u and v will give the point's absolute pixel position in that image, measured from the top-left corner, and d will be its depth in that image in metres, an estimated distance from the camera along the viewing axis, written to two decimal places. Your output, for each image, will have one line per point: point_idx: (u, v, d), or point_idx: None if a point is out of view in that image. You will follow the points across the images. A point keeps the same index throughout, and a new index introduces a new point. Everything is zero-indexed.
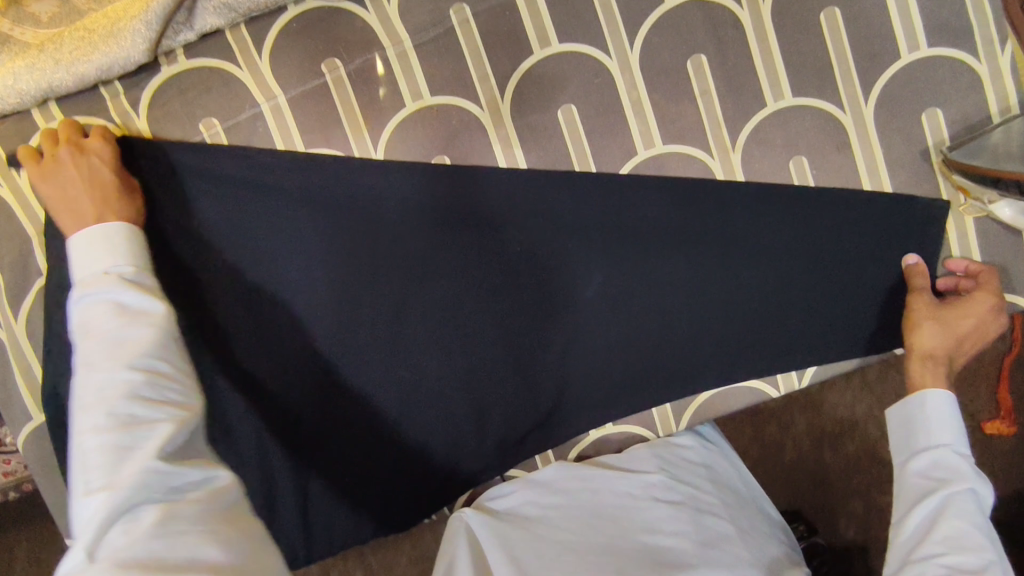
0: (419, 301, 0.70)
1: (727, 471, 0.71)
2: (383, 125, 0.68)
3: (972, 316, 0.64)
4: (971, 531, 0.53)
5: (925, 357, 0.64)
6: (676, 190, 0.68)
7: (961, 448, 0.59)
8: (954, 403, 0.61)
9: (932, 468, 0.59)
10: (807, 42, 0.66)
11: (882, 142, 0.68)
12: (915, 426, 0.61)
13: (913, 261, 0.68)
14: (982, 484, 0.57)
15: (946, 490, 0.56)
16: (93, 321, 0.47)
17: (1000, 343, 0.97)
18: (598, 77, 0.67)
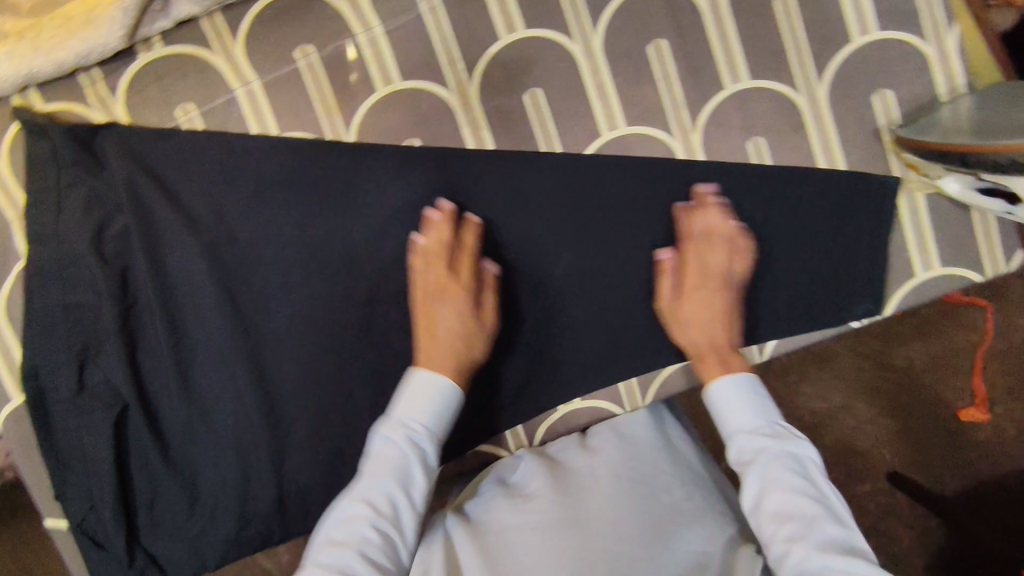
0: (392, 281, 0.72)
1: (684, 452, 0.67)
2: (355, 109, 0.70)
3: (689, 300, 0.68)
4: (792, 497, 0.55)
5: (698, 357, 0.66)
6: (637, 170, 0.71)
7: (752, 422, 0.60)
8: (744, 381, 0.62)
9: (737, 451, 0.60)
10: (761, 27, 0.69)
11: (835, 122, 0.70)
12: (714, 414, 0.63)
13: (665, 256, 0.70)
14: (790, 444, 0.59)
15: (756, 467, 0.57)
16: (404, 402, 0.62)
17: (973, 332, 0.99)
18: (563, 62, 0.70)
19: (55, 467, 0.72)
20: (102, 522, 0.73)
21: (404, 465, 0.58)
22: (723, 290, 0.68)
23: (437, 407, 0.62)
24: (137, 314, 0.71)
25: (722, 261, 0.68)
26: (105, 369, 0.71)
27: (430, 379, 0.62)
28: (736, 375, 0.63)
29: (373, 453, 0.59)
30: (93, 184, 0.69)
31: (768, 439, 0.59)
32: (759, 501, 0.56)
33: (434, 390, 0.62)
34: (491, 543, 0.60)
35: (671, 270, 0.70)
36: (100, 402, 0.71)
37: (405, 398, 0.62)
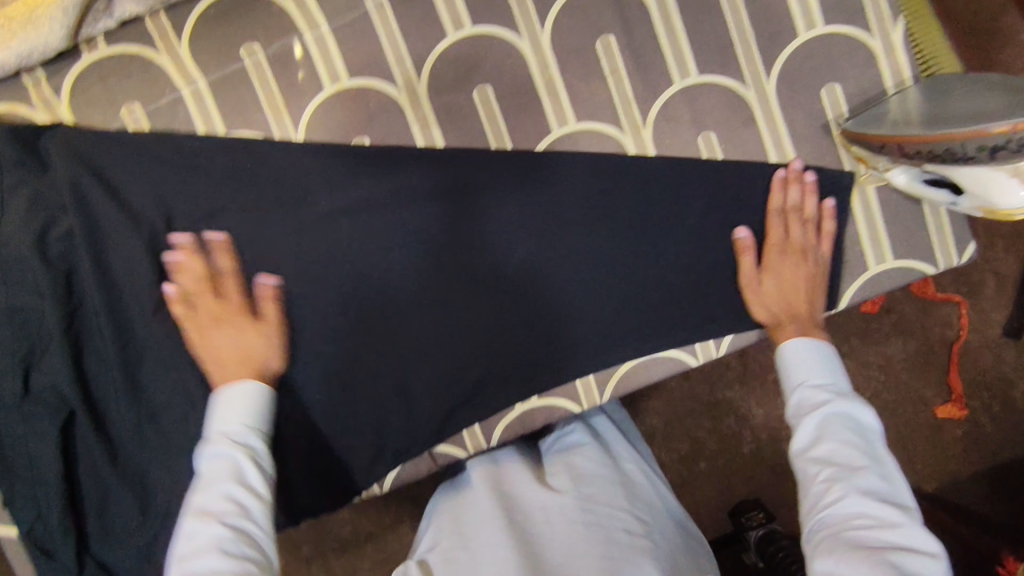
0: (343, 281, 0.71)
1: (637, 479, 0.69)
2: (303, 107, 0.70)
3: (776, 271, 0.70)
4: (844, 445, 0.57)
5: (777, 325, 0.68)
6: (588, 166, 0.71)
7: (822, 379, 0.62)
8: (821, 346, 0.65)
9: (798, 401, 0.62)
10: (709, 22, 0.69)
11: (785, 116, 0.70)
12: (783, 371, 0.65)
13: (743, 235, 0.70)
14: (850, 401, 0.60)
15: (815, 413, 0.59)
16: (234, 412, 0.61)
17: (949, 329, 1.09)
18: (511, 58, 0.70)
19: (1, 475, 0.70)
20: (50, 531, 0.71)
21: (231, 471, 0.56)
22: (807, 259, 0.69)
23: (247, 416, 0.61)
24: (84, 315, 0.70)
25: (813, 237, 0.70)
26: (52, 374, 0.69)
27: (242, 390, 0.62)
28: (811, 338, 0.66)
29: (202, 465, 0.57)
30: (38, 185, 0.68)
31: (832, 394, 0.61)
32: (810, 445, 0.58)
33: (250, 394, 0.62)
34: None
35: (752, 248, 0.70)
36: (45, 407, 0.70)
37: (223, 404, 0.61)
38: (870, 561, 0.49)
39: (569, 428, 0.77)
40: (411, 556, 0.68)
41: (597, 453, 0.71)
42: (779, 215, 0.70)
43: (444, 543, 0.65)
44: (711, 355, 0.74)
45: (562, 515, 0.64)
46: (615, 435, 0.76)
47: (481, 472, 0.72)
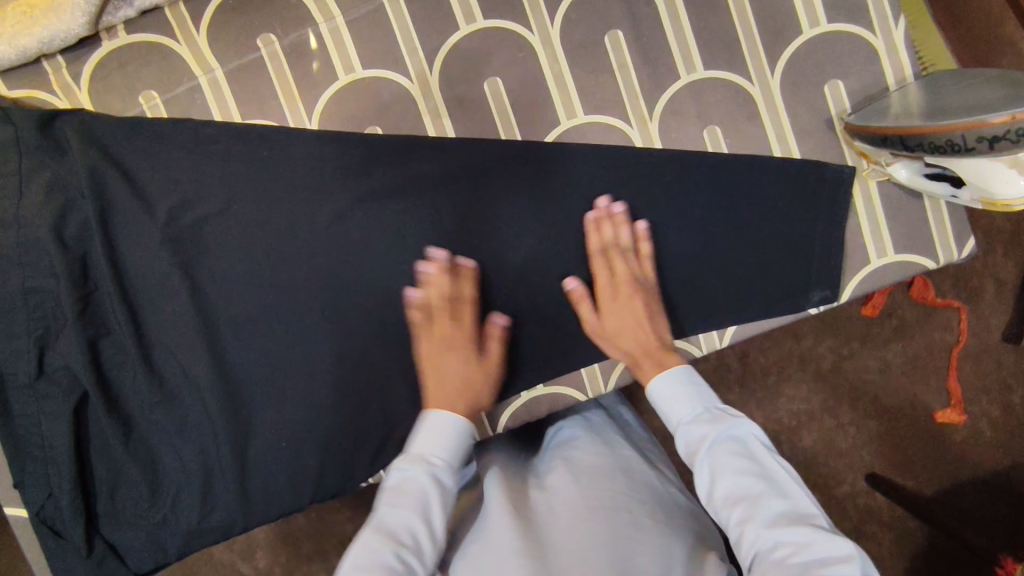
0: (355, 268, 0.72)
1: (641, 469, 0.69)
2: (317, 97, 0.72)
3: (612, 311, 0.69)
4: (739, 478, 0.57)
5: (634, 364, 0.68)
6: (596, 157, 0.72)
7: (692, 414, 0.62)
8: (682, 376, 0.64)
9: (684, 445, 0.62)
10: (714, 19, 0.71)
11: (789, 111, 0.72)
12: (660, 413, 0.64)
13: (572, 285, 0.71)
14: (727, 424, 0.60)
15: (702, 454, 0.59)
16: (425, 438, 0.62)
17: (948, 333, 1.09)
18: (521, 52, 0.71)
19: (13, 453, 0.71)
20: (60, 510, 0.72)
21: (426, 496, 0.59)
22: (643, 293, 0.69)
23: (453, 451, 0.63)
24: (97, 298, 0.71)
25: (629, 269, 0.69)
26: (64, 356, 0.70)
27: (443, 420, 0.63)
28: (670, 369, 0.65)
29: (392, 485, 0.60)
30: (55, 169, 0.69)
31: (708, 423, 0.61)
32: (710, 488, 0.58)
33: (454, 427, 0.63)
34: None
35: (586, 296, 0.70)
36: (58, 387, 0.71)
37: (426, 432, 0.63)
38: None
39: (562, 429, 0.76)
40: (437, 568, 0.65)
41: (591, 448, 0.70)
42: (603, 253, 0.70)
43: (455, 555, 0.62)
44: (714, 346, 0.75)
45: (568, 504, 0.62)
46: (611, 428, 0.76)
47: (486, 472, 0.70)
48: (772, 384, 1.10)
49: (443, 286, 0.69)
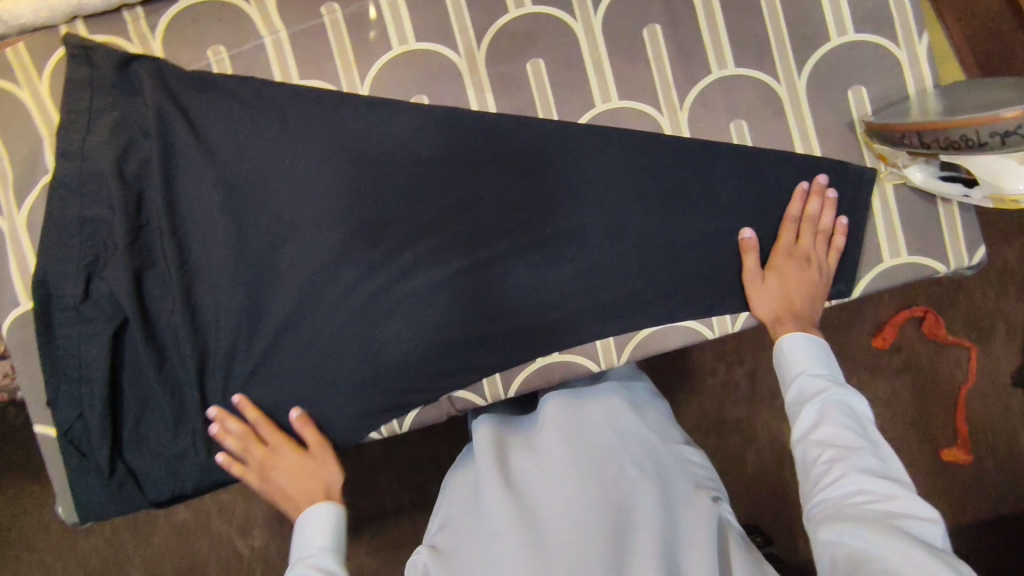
0: (391, 227, 0.76)
1: (629, 422, 0.71)
2: (371, 64, 0.77)
3: (778, 274, 0.74)
4: (841, 427, 0.63)
5: (777, 320, 0.73)
6: (627, 140, 0.76)
7: (817, 370, 0.69)
8: (813, 343, 0.71)
9: (798, 391, 0.69)
10: (748, 21, 0.76)
11: (813, 112, 0.76)
12: (780, 364, 0.72)
13: (747, 235, 0.75)
14: (847, 389, 0.66)
15: (814, 401, 0.66)
16: (310, 535, 0.71)
17: (959, 371, 1.14)
18: (564, 37, 0.76)
19: (49, 372, 0.75)
20: (88, 431, 0.75)
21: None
22: (810, 265, 0.74)
23: (330, 541, 0.72)
24: (147, 233, 0.76)
25: (818, 243, 0.75)
26: (109, 283, 0.75)
27: (320, 516, 0.73)
28: (809, 334, 0.72)
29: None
30: (124, 109, 0.74)
31: (830, 382, 0.68)
32: (812, 429, 0.64)
33: (329, 518, 0.73)
34: (463, 551, 0.65)
35: (755, 247, 0.75)
36: (101, 312, 0.75)
37: (308, 528, 0.72)
38: (870, 527, 0.54)
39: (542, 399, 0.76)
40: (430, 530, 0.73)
41: (568, 408, 0.73)
42: (800, 224, 0.75)
43: (452, 525, 0.69)
44: (727, 329, 0.78)
45: (557, 471, 0.67)
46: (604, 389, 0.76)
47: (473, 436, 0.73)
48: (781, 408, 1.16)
49: (234, 432, 0.74)
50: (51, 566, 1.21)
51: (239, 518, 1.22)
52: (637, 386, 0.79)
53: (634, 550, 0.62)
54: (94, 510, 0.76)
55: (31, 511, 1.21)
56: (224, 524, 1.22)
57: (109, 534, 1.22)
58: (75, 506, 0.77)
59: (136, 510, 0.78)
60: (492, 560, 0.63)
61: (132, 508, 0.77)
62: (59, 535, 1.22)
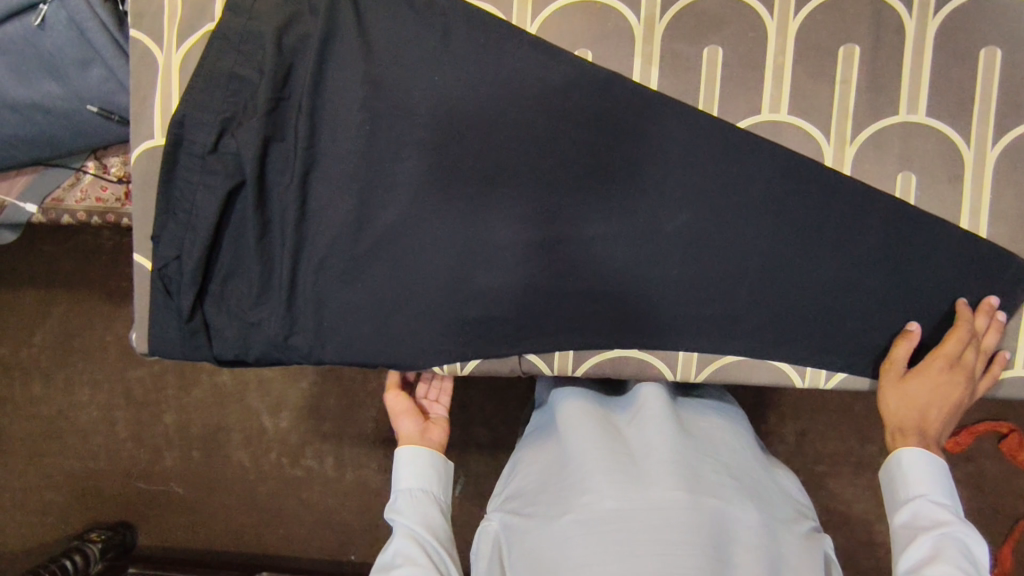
0: (510, 171, 0.75)
1: (724, 439, 0.74)
2: (547, 3, 0.74)
3: (922, 380, 0.68)
4: (959, 570, 0.58)
5: (899, 431, 0.68)
6: (783, 158, 0.71)
7: (940, 499, 0.65)
8: (934, 462, 0.66)
9: (913, 518, 0.65)
10: (958, 71, 0.69)
11: (994, 189, 0.69)
12: (896, 476, 0.67)
13: (913, 326, 0.70)
14: (970, 530, 0.62)
15: (932, 533, 0.62)
16: (399, 475, 0.76)
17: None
18: (753, 32, 0.71)
19: (162, 209, 0.78)
20: (180, 274, 0.78)
21: (419, 534, 0.72)
22: (962, 384, 0.68)
23: (426, 476, 0.76)
24: (286, 106, 0.76)
25: (977, 363, 0.69)
26: (239, 142, 0.76)
27: (415, 452, 0.76)
28: (931, 452, 0.67)
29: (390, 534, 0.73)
30: None
31: (951, 515, 0.64)
32: (923, 565, 0.61)
33: (421, 461, 0.76)
34: (543, 519, 0.69)
35: (915, 340, 0.69)
36: (222, 168, 0.76)
37: (397, 479, 0.76)
38: None
39: (635, 389, 0.77)
40: (503, 490, 0.78)
41: (668, 404, 0.74)
42: (969, 339, 0.68)
43: (534, 491, 0.73)
44: (817, 383, 0.74)
45: (653, 470, 0.68)
46: (707, 403, 0.81)
47: (571, 406, 0.76)
48: (823, 475, 1.12)
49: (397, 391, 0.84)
50: (102, 379, 1.30)
51: (273, 395, 1.27)
52: (733, 406, 0.83)
53: (729, 557, 0.66)
54: (165, 348, 0.80)
55: (98, 326, 1.29)
56: (259, 397, 1.27)
57: (157, 370, 1.29)
58: (149, 338, 0.81)
59: (201, 361, 0.81)
60: (585, 539, 0.65)
61: (197, 357, 0.80)
62: (115, 355, 1.30)
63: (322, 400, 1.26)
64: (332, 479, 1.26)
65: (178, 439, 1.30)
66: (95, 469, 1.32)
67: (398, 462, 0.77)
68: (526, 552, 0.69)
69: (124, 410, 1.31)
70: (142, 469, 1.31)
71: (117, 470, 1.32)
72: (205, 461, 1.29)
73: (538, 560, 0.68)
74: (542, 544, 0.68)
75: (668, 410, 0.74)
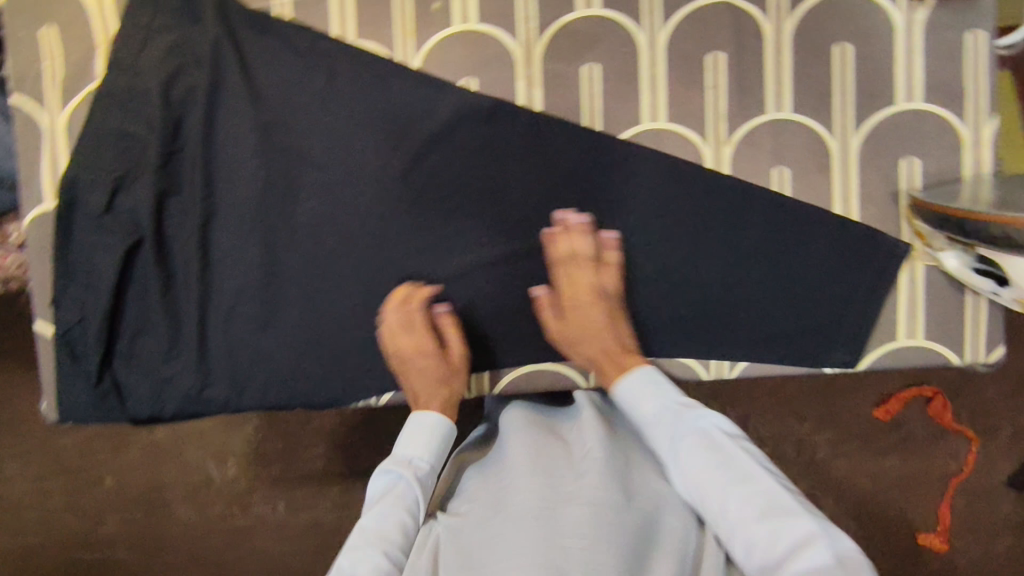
0: (408, 202, 0.76)
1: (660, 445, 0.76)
2: (429, 36, 0.76)
3: (571, 320, 0.75)
4: (718, 467, 0.65)
5: (598, 372, 0.74)
6: (664, 165, 0.75)
7: (637, 397, 0.72)
8: (642, 372, 0.73)
9: (652, 427, 0.71)
10: (816, 68, 0.73)
11: (861, 174, 0.74)
12: (620, 395, 0.73)
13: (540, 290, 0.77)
14: (695, 415, 0.69)
15: (686, 442, 0.68)
16: (409, 438, 0.74)
17: (952, 462, 1.13)
18: (625, 47, 0.75)
19: (60, 274, 0.76)
20: (86, 337, 0.77)
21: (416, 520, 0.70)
22: (600, 299, 0.75)
23: (434, 452, 0.75)
24: (177, 159, 0.76)
25: (588, 271, 0.74)
26: (135, 201, 0.76)
27: (431, 424, 0.75)
28: (633, 371, 0.73)
29: (384, 489, 0.71)
30: (183, 32, 0.75)
31: (677, 410, 0.71)
32: (690, 474, 0.67)
33: (442, 434, 0.75)
34: (476, 519, 0.68)
35: (547, 302, 0.76)
36: (120, 228, 0.76)
37: (411, 436, 0.75)
38: None
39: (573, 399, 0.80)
40: (446, 506, 0.77)
41: (603, 413, 0.77)
42: (568, 262, 0.75)
43: (470, 498, 0.72)
44: (722, 373, 0.77)
45: (583, 463, 0.69)
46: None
47: (513, 420, 0.79)
48: None
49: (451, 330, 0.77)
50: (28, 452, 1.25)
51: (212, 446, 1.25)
52: None
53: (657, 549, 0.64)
54: (75, 414, 0.78)
55: (17, 397, 1.24)
56: (195, 450, 1.25)
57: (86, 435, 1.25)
58: (56, 405, 0.78)
59: (115, 423, 0.79)
60: (512, 529, 0.65)
61: (110, 420, 0.78)
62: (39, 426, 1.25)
63: (263, 445, 1.24)
64: (280, 523, 1.24)
65: (114, 504, 1.25)
66: (29, 546, 1.26)
67: (411, 422, 0.75)
68: (455, 551, 0.67)
69: (54, 480, 1.25)
70: (80, 540, 1.26)
71: (52, 544, 1.26)
72: (146, 523, 1.25)
73: (467, 557, 0.66)
74: (471, 543, 0.66)
75: (602, 416, 0.76)
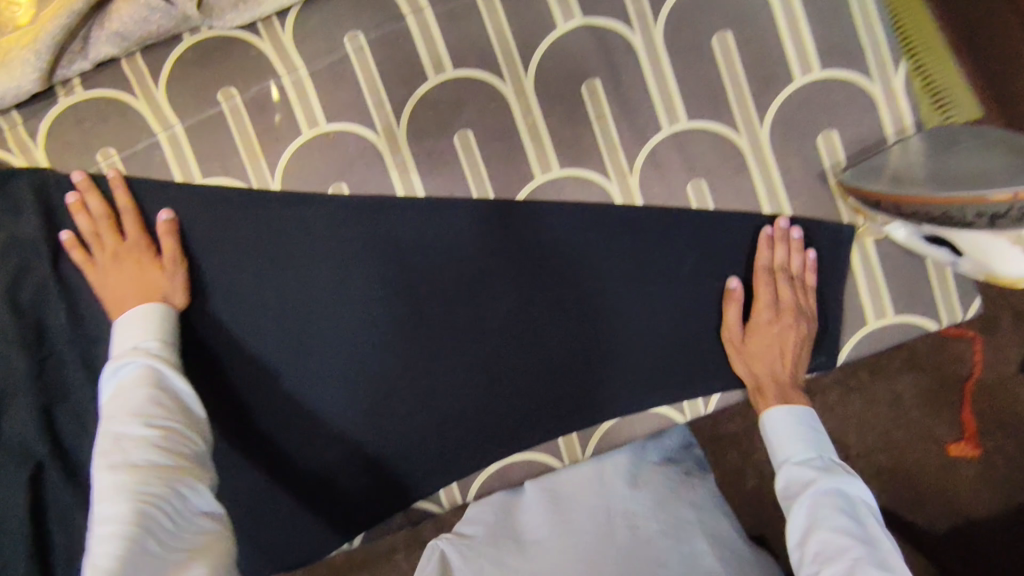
0: (313, 335, 0.69)
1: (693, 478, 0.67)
2: (280, 152, 0.68)
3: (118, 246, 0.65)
4: (837, 529, 0.54)
5: (758, 391, 0.67)
6: (572, 215, 0.68)
7: (804, 456, 0.62)
8: (803, 414, 0.64)
9: (786, 482, 0.61)
10: (699, 67, 0.67)
11: (779, 164, 0.67)
12: (772, 448, 0.64)
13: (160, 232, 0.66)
14: (841, 477, 0.59)
15: (806, 498, 0.58)
16: (124, 335, 0.59)
17: (963, 364, 0.88)
18: (493, 102, 0.67)
19: None
20: None
21: (167, 401, 0.56)
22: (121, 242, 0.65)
23: (165, 330, 0.61)
24: (49, 364, 0.68)
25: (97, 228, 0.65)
26: (18, 424, 0.68)
27: (144, 313, 0.61)
28: (793, 406, 0.64)
29: (115, 378, 0.56)
30: (11, 229, 0.67)
31: (820, 470, 0.60)
32: (805, 537, 0.56)
33: (148, 316, 0.61)
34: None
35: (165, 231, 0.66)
36: (13, 458, 0.68)
37: (128, 322, 0.60)
38: None
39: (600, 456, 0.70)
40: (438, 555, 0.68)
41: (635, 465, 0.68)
42: (767, 272, 0.67)
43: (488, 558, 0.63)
44: (699, 412, 0.71)
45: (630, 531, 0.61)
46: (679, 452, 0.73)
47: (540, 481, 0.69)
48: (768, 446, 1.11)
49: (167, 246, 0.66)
50: None
51: None
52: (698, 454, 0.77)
53: None
54: None
55: None
56: None
57: None
58: None
59: None
60: None
61: None
62: None
63: None
64: None
65: None
66: None
67: (125, 318, 0.60)
68: None
69: None
70: None
71: None
72: None
73: None
74: None
75: (637, 466, 0.68)
